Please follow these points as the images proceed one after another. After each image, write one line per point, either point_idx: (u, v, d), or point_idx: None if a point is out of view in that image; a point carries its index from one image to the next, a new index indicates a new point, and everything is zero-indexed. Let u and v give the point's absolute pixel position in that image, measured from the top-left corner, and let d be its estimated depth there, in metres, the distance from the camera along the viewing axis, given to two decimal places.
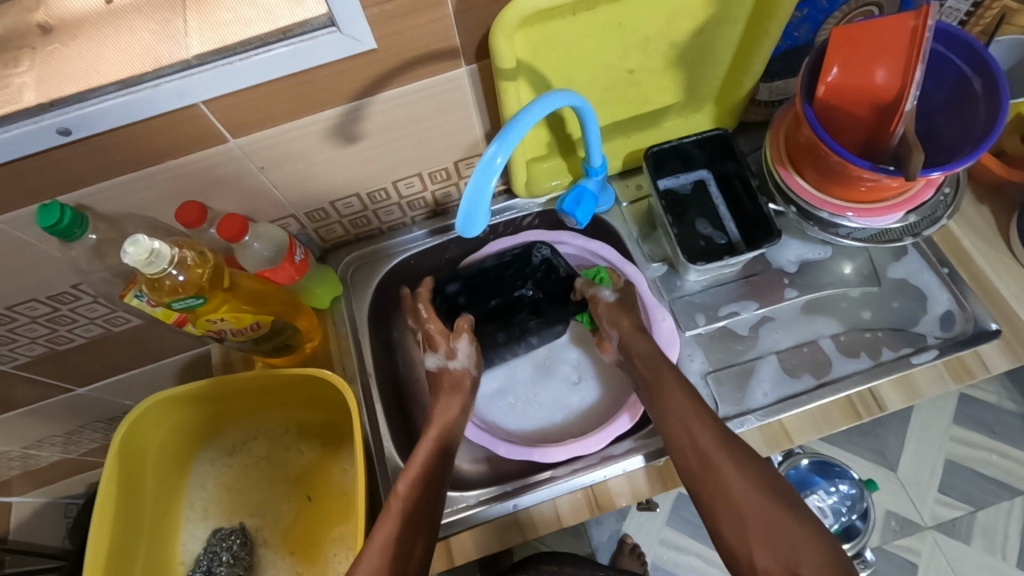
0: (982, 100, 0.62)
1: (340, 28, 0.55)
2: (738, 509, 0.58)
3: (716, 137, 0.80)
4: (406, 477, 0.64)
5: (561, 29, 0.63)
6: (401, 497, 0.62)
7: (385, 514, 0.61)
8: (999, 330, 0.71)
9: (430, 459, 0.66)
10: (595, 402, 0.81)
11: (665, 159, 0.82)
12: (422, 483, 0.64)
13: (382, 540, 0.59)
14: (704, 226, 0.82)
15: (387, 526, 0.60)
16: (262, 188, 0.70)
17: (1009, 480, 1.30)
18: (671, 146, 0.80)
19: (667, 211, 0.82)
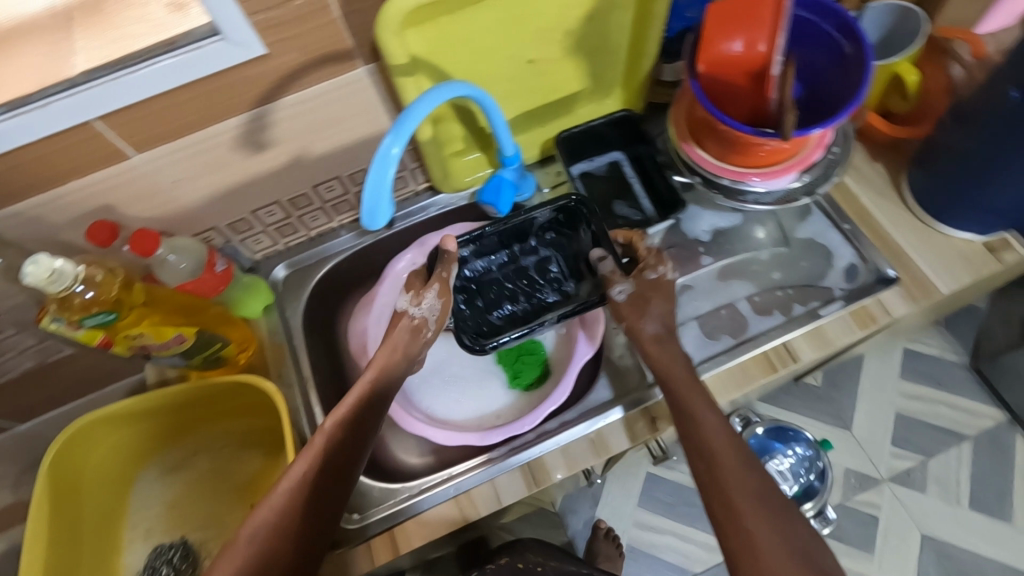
0: (852, 61, 0.66)
1: (226, 36, 0.55)
2: (745, 524, 0.53)
3: (624, 117, 0.86)
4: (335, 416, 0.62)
5: (451, 25, 0.64)
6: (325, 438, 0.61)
7: (306, 449, 0.60)
8: (898, 276, 0.76)
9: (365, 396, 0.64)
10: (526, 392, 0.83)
11: (578, 145, 0.86)
12: (352, 423, 0.62)
13: (293, 474, 0.58)
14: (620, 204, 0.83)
15: (281, 497, 0.57)
16: (177, 202, 0.71)
17: (956, 427, 1.37)
18: (580, 130, 0.86)
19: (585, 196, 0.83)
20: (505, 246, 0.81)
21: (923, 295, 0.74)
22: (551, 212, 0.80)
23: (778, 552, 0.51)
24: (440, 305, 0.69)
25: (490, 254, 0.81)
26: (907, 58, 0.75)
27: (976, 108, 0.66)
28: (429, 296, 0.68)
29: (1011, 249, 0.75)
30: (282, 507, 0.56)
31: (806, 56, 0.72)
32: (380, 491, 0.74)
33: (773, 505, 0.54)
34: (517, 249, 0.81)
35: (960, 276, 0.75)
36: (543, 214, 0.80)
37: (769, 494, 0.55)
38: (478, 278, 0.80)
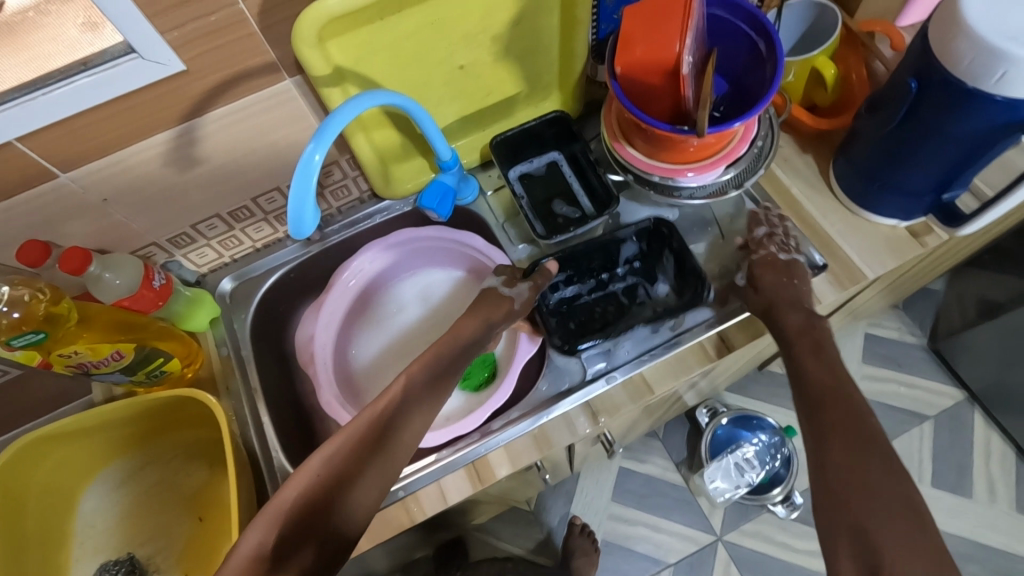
0: (766, 57, 0.69)
1: (141, 54, 0.56)
2: (833, 479, 0.57)
3: (556, 118, 0.86)
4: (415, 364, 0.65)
5: (373, 35, 0.66)
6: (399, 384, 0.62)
7: (381, 396, 0.61)
8: (826, 264, 0.78)
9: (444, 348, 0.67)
10: (467, 397, 0.84)
11: (518, 145, 0.87)
12: (431, 370, 0.65)
13: (364, 415, 0.59)
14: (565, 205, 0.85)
15: (351, 435, 0.58)
16: (112, 218, 0.71)
17: (916, 407, 1.41)
18: (515, 133, 0.85)
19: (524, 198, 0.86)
20: (586, 278, 0.84)
21: (850, 282, 0.78)
22: (631, 245, 0.83)
23: (878, 514, 0.54)
24: (528, 296, 0.74)
25: (580, 284, 0.84)
26: (825, 53, 0.79)
27: (885, 98, 0.68)
28: (520, 287, 0.74)
29: (934, 233, 0.78)
30: (352, 441, 0.58)
31: (726, 52, 0.74)
32: None
33: (856, 451, 0.58)
34: (606, 276, 0.85)
35: (885, 261, 0.78)
36: (634, 242, 0.83)
37: (852, 440, 0.59)
38: (570, 307, 0.83)
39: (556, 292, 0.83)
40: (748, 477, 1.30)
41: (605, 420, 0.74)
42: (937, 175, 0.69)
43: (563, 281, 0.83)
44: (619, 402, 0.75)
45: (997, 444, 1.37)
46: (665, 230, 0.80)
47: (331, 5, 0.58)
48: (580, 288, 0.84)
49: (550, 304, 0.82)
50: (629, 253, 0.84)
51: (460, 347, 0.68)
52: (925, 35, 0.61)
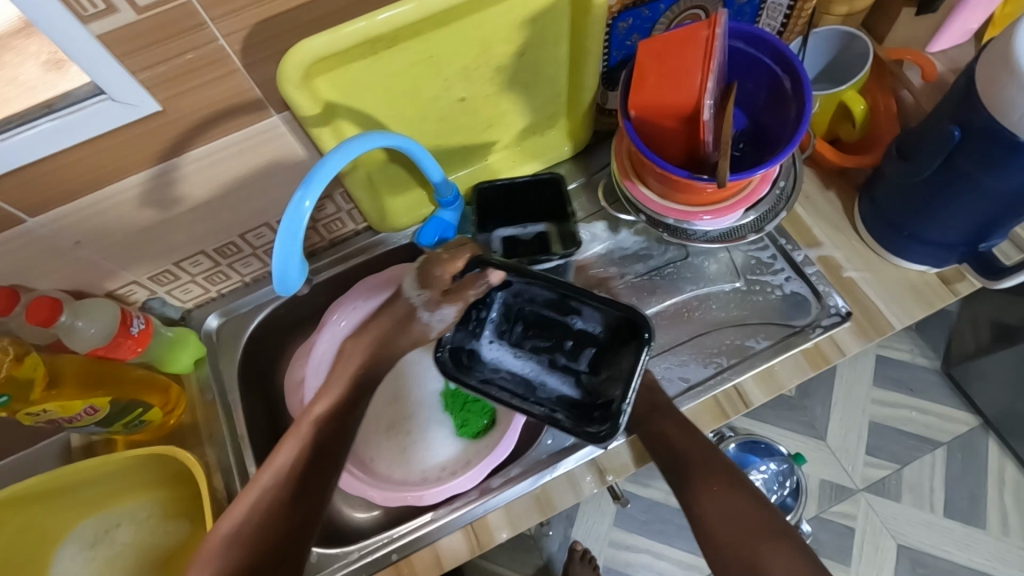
0: (792, 96, 0.64)
1: (111, 96, 0.51)
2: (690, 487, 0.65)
3: (549, 180, 0.82)
4: (324, 399, 0.69)
5: (365, 69, 0.60)
6: (313, 417, 0.67)
7: (295, 431, 0.66)
8: (851, 313, 0.73)
9: (354, 382, 0.71)
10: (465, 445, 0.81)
11: (498, 204, 0.82)
12: (338, 405, 0.69)
13: (280, 456, 0.65)
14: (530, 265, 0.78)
15: (277, 469, 0.64)
16: (86, 261, 0.66)
17: (928, 433, 1.36)
18: (500, 184, 0.81)
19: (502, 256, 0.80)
20: (530, 356, 0.73)
21: (876, 333, 0.72)
22: (592, 328, 0.70)
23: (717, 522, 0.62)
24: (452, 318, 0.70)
25: (523, 351, 0.73)
26: (853, 87, 0.73)
27: (917, 141, 0.63)
28: (445, 309, 0.69)
29: (966, 281, 0.73)
30: (265, 500, 0.62)
31: (748, 86, 0.69)
32: (317, 558, 0.70)
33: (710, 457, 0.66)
34: (564, 360, 0.72)
35: (912, 310, 0.73)
36: (598, 328, 0.70)
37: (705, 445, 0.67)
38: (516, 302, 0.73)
39: (483, 334, 0.73)
40: None
41: (612, 479, 0.69)
42: (970, 226, 0.65)
43: (495, 334, 0.73)
44: (628, 460, 0.70)
45: (1012, 474, 1.32)
46: (640, 332, 0.65)
47: (320, 42, 0.53)
48: (513, 352, 0.73)
49: (473, 348, 0.73)
50: (589, 332, 0.71)
51: (365, 382, 0.71)
52: (969, 77, 0.57)
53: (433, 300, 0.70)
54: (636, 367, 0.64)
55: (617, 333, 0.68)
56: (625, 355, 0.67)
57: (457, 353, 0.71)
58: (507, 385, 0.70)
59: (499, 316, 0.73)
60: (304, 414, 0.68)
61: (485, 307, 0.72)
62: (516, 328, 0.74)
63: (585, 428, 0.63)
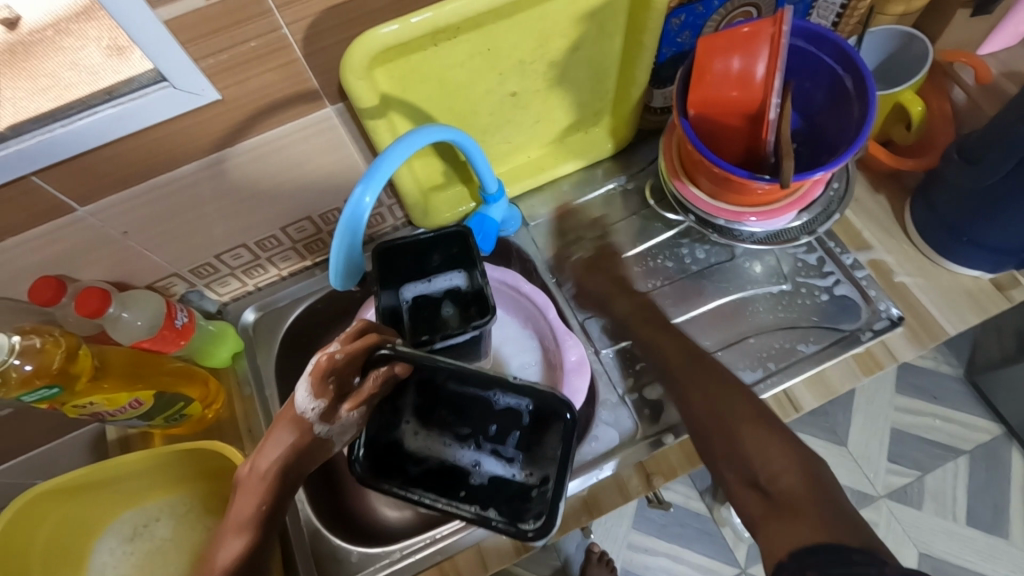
0: (854, 97, 0.62)
1: (173, 83, 0.50)
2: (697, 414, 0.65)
3: (457, 230, 0.67)
4: (250, 491, 0.54)
5: (423, 61, 0.59)
6: (243, 505, 0.54)
7: (233, 524, 0.55)
8: (903, 317, 0.72)
9: (287, 462, 0.54)
10: None
11: (403, 254, 0.67)
12: (273, 487, 0.54)
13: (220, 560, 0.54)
14: (438, 341, 0.62)
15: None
16: (131, 252, 0.65)
17: (952, 441, 1.34)
18: (405, 241, 0.66)
19: (408, 328, 0.69)
20: (463, 445, 0.62)
21: (929, 339, 0.71)
22: (515, 407, 0.59)
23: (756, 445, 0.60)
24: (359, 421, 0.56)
25: (448, 438, 0.62)
26: (912, 88, 0.72)
27: (984, 144, 0.62)
28: (351, 414, 0.54)
29: (1020, 287, 0.72)
30: None
31: (806, 86, 0.68)
32: (359, 557, 0.69)
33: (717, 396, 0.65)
34: (492, 438, 0.61)
35: (966, 316, 0.72)
36: (520, 407, 0.59)
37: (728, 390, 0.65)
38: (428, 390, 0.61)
39: (400, 426, 0.61)
40: None
41: (660, 483, 0.68)
42: None
43: (419, 425, 0.61)
44: (676, 465, 0.69)
45: None
46: (562, 412, 0.54)
47: (384, 31, 0.52)
48: (441, 438, 0.62)
49: (395, 441, 0.60)
50: (514, 410, 0.59)
51: (313, 452, 0.55)
52: None
53: (331, 410, 0.53)
54: (569, 455, 0.53)
55: (541, 413, 0.57)
56: (557, 430, 0.56)
57: (377, 451, 0.58)
58: (436, 481, 0.58)
59: (420, 400, 0.62)
60: (247, 472, 0.55)
61: (404, 391, 0.60)
62: (439, 410, 0.62)
63: (518, 522, 0.52)
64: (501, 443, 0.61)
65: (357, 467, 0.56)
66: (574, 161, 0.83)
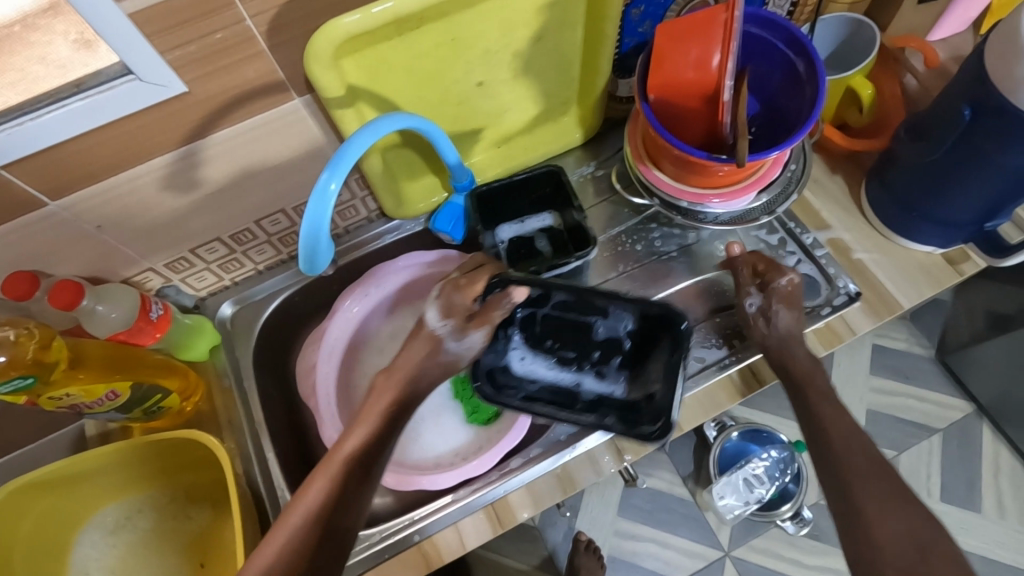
0: (806, 79, 0.65)
1: (140, 76, 0.51)
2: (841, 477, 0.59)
3: (545, 172, 0.80)
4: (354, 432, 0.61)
5: (388, 52, 0.61)
6: (344, 449, 0.60)
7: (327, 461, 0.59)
8: (860, 292, 0.75)
9: (388, 409, 0.64)
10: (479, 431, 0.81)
11: (496, 203, 0.82)
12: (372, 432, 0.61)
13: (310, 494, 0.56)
14: (547, 271, 0.75)
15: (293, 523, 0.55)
16: (106, 246, 0.66)
17: (926, 419, 1.38)
18: (500, 185, 0.80)
19: (507, 260, 0.81)
20: (568, 367, 0.75)
21: (886, 312, 0.74)
22: (616, 334, 0.73)
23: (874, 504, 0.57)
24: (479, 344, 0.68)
25: (553, 363, 0.75)
26: (861, 72, 0.75)
27: (929, 123, 0.65)
28: (474, 334, 0.67)
29: (971, 261, 0.75)
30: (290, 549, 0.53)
31: (762, 71, 0.70)
32: None
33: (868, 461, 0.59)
34: (594, 361, 0.74)
35: (921, 289, 0.75)
36: (623, 331, 0.73)
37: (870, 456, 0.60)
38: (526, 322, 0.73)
39: (505, 354, 0.73)
40: (758, 492, 1.26)
41: (631, 459, 0.70)
42: (979, 206, 0.66)
43: (527, 347, 0.75)
44: (647, 440, 0.71)
45: (1006, 460, 1.35)
46: (676, 323, 0.67)
47: (346, 22, 0.53)
48: (547, 363, 0.75)
49: (505, 365, 0.74)
50: (615, 339, 0.73)
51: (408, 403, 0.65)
52: (979, 57, 0.58)
53: (459, 327, 0.67)
54: (681, 361, 0.65)
55: (650, 324, 0.70)
56: (660, 360, 0.69)
57: (495, 376, 0.73)
58: (550, 398, 0.72)
59: (525, 332, 0.74)
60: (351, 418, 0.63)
61: (512, 325, 0.73)
62: (545, 340, 0.75)
63: (637, 428, 0.66)
64: (605, 360, 0.74)
65: (477, 385, 0.70)
66: (544, 150, 0.85)
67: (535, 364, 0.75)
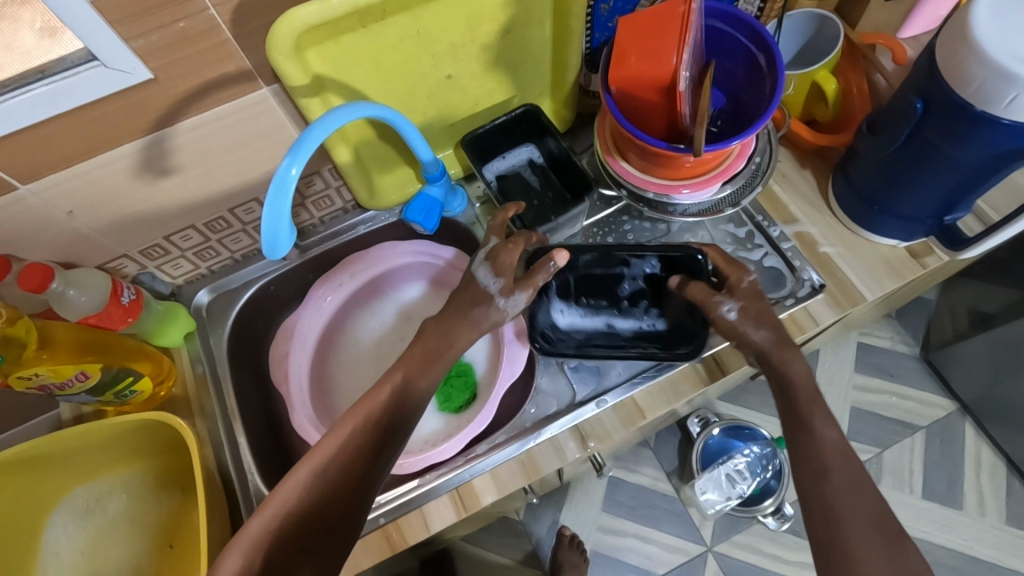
0: (766, 73, 0.66)
1: (104, 62, 0.53)
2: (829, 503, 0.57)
3: (525, 112, 0.81)
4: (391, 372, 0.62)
5: (353, 43, 0.62)
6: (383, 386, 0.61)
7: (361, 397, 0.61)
8: (824, 284, 0.76)
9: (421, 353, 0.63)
10: (449, 420, 0.82)
11: (485, 144, 0.82)
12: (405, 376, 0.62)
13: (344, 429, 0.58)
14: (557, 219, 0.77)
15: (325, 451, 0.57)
16: (78, 232, 0.67)
17: (909, 417, 1.39)
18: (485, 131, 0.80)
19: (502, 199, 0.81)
20: (604, 312, 0.79)
21: (849, 304, 0.75)
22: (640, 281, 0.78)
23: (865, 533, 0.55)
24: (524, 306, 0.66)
25: (589, 310, 0.79)
26: (826, 67, 0.77)
27: (887, 116, 0.66)
28: (520, 294, 0.66)
29: (934, 254, 0.76)
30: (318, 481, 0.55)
31: (727, 65, 0.71)
32: None
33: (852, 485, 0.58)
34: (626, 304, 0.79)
35: (884, 282, 0.76)
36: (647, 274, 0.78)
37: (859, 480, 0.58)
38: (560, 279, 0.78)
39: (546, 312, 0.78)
40: (739, 488, 1.26)
41: (595, 445, 0.71)
42: (936, 198, 0.67)
43: (564, 303, 0.79)
44: (610, 427, 0.72)
45: (988, 458, 1.35)
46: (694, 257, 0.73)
47: (306, 13, 0.55)
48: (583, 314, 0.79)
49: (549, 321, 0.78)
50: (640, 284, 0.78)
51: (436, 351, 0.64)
52: (930, 52, 0.59)
53: (507, 287, 0.65)
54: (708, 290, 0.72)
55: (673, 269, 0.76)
56: (681, 289, 0.76)
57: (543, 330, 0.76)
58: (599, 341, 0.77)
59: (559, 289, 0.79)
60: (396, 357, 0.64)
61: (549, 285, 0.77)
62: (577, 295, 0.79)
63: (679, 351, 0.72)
64: (640, 299, 0.79)
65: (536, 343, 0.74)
66: None
67: (574, 313, 0.79)
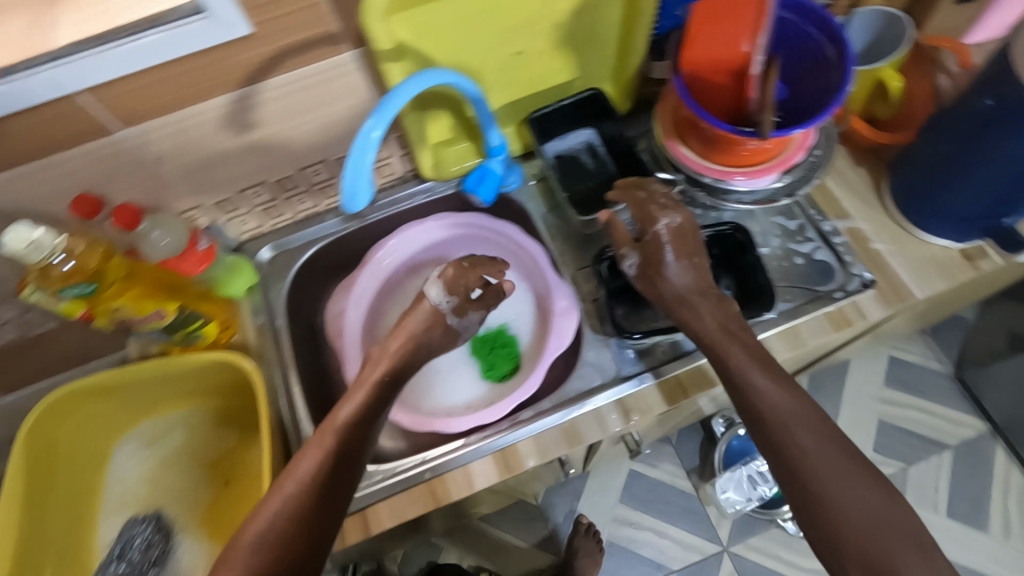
0: (833, 65, 0.67)
1: (209, 15, 0.56)
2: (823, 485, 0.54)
3: (590, 96, 0.84)
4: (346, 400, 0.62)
5: (435, 11, 0.65)
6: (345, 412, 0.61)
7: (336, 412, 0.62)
8: (874, 280, 0.77)
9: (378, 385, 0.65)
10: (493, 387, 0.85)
11: (548, 126, 0.84)
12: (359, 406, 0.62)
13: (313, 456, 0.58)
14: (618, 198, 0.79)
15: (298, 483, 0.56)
16: (161, 179, 0.71)
17: (937, 435, 1.37)
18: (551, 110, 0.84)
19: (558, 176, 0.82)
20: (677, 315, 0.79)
21: (898, 300, 0.76)
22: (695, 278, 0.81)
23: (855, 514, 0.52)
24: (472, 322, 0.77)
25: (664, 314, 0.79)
26: (891, 64, 0.77)
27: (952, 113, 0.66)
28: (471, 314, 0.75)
29: (987, 257, 0.77)
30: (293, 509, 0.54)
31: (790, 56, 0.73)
32: None
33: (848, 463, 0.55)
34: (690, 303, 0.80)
35: (934, 282, 0.76)
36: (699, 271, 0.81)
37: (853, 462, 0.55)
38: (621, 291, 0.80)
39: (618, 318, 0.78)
40: (760, 490, 1.28)
41: (637, 419, 0.73)
42: (995, 199, 0.68)
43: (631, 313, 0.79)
44: (653, 403, 0.73)
45: (1018, 481, 1.33)
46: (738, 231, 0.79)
47: None
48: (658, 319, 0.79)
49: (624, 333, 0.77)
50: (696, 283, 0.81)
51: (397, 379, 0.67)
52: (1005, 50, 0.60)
53: (461, 309, 0.74)
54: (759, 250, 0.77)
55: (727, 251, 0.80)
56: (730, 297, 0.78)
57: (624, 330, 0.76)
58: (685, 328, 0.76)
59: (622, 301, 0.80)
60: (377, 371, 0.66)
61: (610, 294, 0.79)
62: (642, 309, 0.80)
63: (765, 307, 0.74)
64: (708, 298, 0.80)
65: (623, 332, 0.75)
66: None
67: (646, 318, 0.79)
